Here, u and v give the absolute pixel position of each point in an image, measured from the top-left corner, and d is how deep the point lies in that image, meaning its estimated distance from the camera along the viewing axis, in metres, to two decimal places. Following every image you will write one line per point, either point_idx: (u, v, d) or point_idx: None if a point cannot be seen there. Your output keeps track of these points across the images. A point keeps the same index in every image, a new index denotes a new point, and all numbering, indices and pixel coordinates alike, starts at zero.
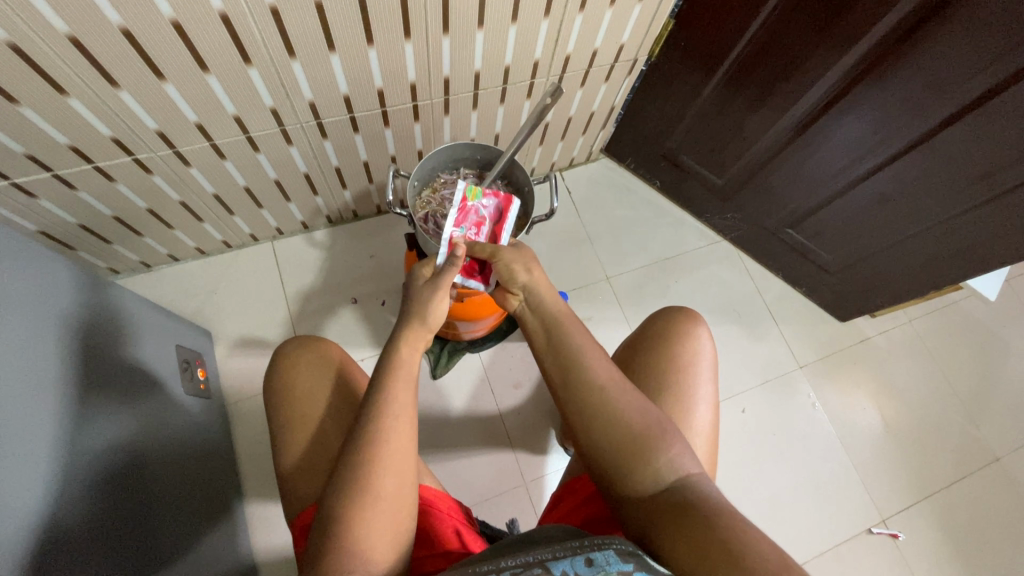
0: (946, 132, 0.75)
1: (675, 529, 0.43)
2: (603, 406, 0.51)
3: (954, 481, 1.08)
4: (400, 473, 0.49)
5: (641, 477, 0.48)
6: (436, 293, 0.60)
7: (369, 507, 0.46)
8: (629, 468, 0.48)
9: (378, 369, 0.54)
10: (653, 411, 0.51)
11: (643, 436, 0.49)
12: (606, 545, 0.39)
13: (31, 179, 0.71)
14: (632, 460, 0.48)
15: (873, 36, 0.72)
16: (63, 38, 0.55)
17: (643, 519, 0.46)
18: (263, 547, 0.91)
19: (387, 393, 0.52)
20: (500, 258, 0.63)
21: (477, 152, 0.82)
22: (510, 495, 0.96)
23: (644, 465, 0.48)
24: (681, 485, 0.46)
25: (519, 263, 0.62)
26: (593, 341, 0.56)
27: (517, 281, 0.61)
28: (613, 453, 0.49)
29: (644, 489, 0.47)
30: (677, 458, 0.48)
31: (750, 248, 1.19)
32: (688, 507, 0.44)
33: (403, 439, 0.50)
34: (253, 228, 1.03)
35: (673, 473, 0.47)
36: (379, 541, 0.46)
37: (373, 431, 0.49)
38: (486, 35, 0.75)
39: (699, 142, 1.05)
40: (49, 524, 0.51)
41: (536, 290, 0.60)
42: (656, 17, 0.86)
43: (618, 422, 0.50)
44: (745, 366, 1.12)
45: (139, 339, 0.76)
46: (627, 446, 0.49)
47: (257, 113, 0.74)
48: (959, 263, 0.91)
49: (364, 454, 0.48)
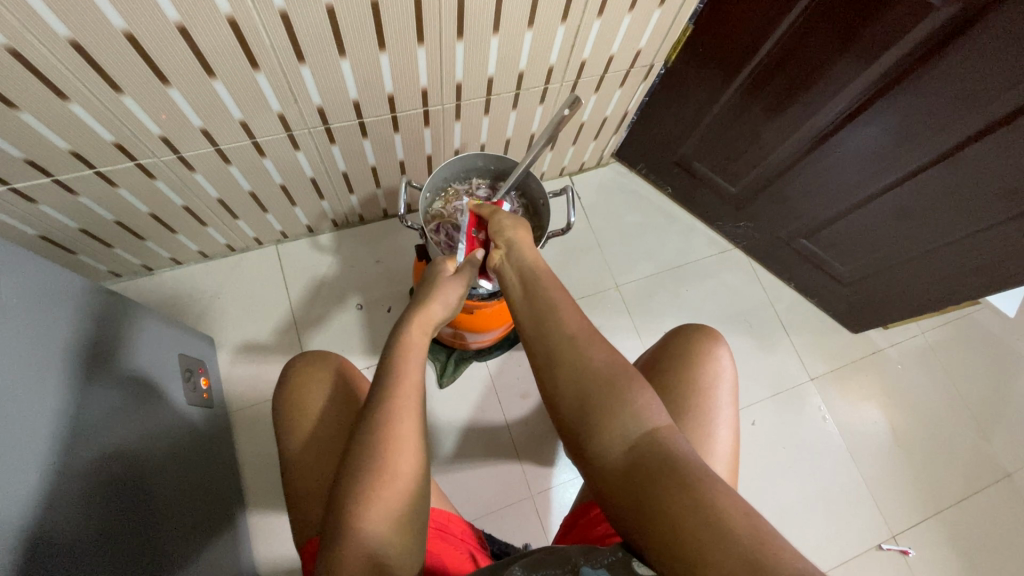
0: (973, 147, 0.73)
1: (648, 500, 0.39)
2: (571, 354, 0.48)
3: (964, 497, 1.07)
4: (416, 450, 0.47)
5: (607, 436, 0.44)
6: (459, 285, 0.63)
7: (386, 487, 0.44)
8: (595, 423, 0.45)
9: (392, 348, 0.54)
10: (621, 361, 0.48)
11: (607, 382, 0.46)
12: (597, 564, 0.39)
13: (31, 185, 0.70)
14: (598, 410, 0.45)
15: (903, 46, 0.70)
16: (65, 44, 0.53)
17: (614, 489, 0.42)
18: (264, 557, 0.90)
19: (401, 370, 0.51)
20: (498, 213, 0.66)
21: (490, 162, 0.79)
22: (516, 508, 0.95)
23: (610, 419, 0.44)
24: (649, 440, 0.43)
25: (507, 220, 0.64)
26: (560, 292, 0.54)
27: (503, 236, 0.63)
28: (578, 403, 0.46)
29: (614, 450, 0.43)
30: (643, 411, 0.44)
31: (763, 257, 1.17)
32: (660, 467, 0.41)
33: (415, 409, 0.49)
34: (258, 232, 1.00)
35: (639, 427, 0.44)
36: (392, 525, 0.43)
37: (384, 407, 0.47)
38: (501, 40, 0.72)
39: (714, 150, 1.03)
40: (50, 545, 0.49)
41: (517, 245, 0.61)
42: (675, 23, 0.84)
43: (583, 367, 0.47)
44: (756, 377, 1.10)
45: (141, 347, 0.74)
46: (594, 394, 0.46)
47: (264, 118, 0.72)
48: (979, 278, 0.89)
49: (379, 430, 0.46)
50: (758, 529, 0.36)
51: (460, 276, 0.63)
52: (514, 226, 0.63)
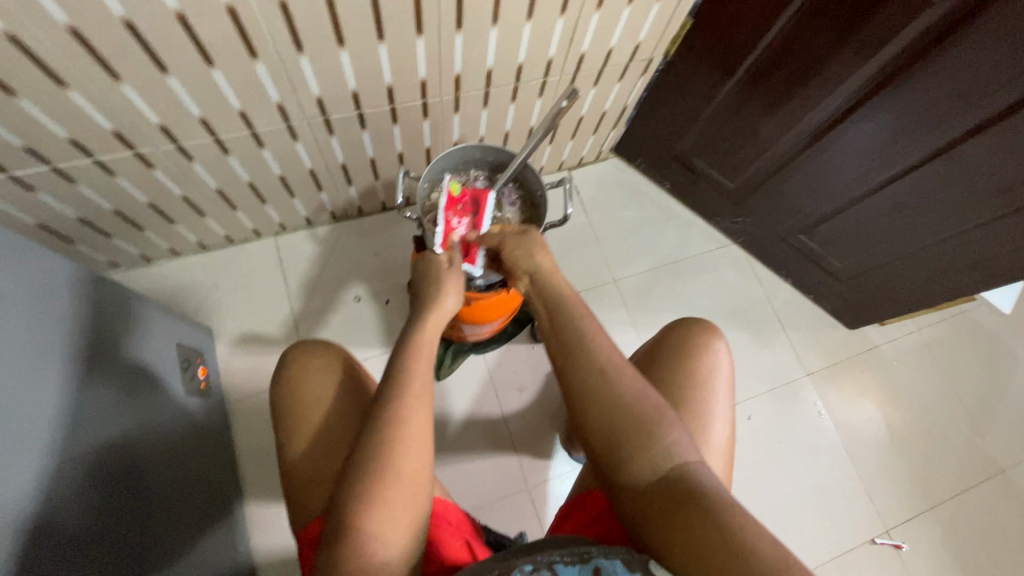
0: (969, 143, 0.73)
1: (674, 527, 0.41)
2: (601, 388, 0.49)
3: (957, 493, 1.07)
4: (422, 449, 0.47)
5: (639, 465, 0.46)
6: (457, 279, 0.64)
7: (389, 487, 0.44)
8: (627, 454, 0.46)
9: (404, 344, 0.55)
10: (650, 394, 0.49)
11: (636, 414, 0.47)
12: (612, 554, 0.41)
13: (30, 173, 0.70)
14: (628, 443, 0.46)
15: (900, 42, 0.70)
16: (63, 30, 0.53)
17: (640, 511, 0.44)
18: (262, 546, 0.90)
19: (410, 371, 0.51)
20: (508, 244, 0.65)
21: (488, 154, 0.80)
22: (513, 500, 0.96)
23: (640, 451, 0.46)
24: (679, 472, 0.44)
25: (523, 247, 0.64)
26: (591, 322, 0.54)
27: (524, 264, 0.63)
28: (607, 434, 0.47)
29: (643, 479, 0.45)
30: (675, 445, 0.46)
31: (760, 253, 1.17)
32: (688, 497, 0.42)
33: (423, 411, 0.49)
34: (256, 223, 1.01)
35: (672, 460, 0.45)
36: (393, 526, 0.44)
37: (395, 406, 0.48)
38: (500, 33, 0.73)
39: (712, 145, 1.03)
40: (50, 527, 0.50)
41: (541, 273, 0.61)
42: (674, 17, 0.84)
43: (613, 403, 0.48)
44: (753, 372, 1.11)
45: (138, 336, 0.74)
46: (623, 429, 0.47)
47: (262, 108, 0.72)
48: (975, 275, 0.90)
49: (386, 428, 0.47)
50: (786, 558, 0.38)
51: (455, 267, 0.66)
52: (532, 249, 0.63)
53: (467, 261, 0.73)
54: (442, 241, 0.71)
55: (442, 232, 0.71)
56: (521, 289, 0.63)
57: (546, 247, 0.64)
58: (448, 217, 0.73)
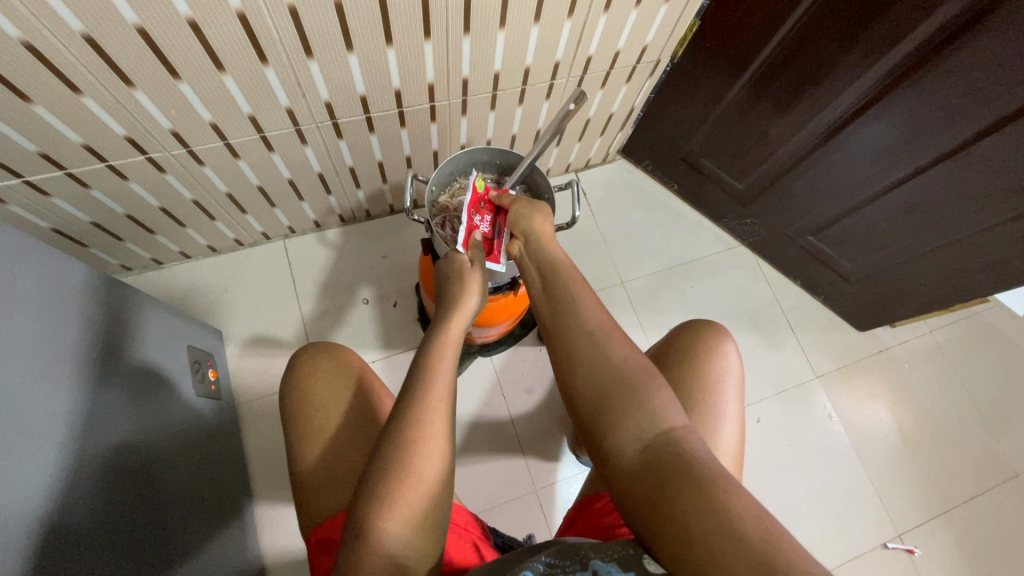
0: (981, 143, 0.73)
1: (659, 498, 0.41)
2: (591, 352, 0.51)
3: (971, 497, 1.06)
4: (444, 454, 0.47)
5: (622, 431, 0.46)
6: (478, 275, 0.65)
7: (410, 489, 0.45)
8: (614, 419, 0.47)
9: (427, 345, 0.55)
10: (637, 358, 0.51)
11: (622, 378, 0.49)
12: (610, 557, 0.40)
13: (44, 178, 0.71)
14: (614, 406, 0.47)
15: (911, 42, 0.69)
16: (78, 38, 0.54)
17: (626, 483, 0.44)
18: (271, 547, 0.91)
19: (433, 370, 0.52)
20: (517, 203, 0.69)
21: (496, 157, 0.80)
22: (521, 502, 0.96)
23: (623, 414, 0.47)
24: (663, 438, 0.44)
25: (527, 210, 0.67)
26: (585, 291, 0.57)
27: (523, 228, 0.66)
28: (594, 397, 0.49)
29: (628, 447, 0.45)
30: (659, 409, 0.46)
31: (769, 254, 1.16)
32: (671, 465, 0.42)
33: (445, 413, 0.49)
34: (266, 226, 1.02)
35: (656, 427, 0.45)
36: (409, 525, 0.44)
37: (416, 406, 0.48)
38: (507, 36, 0.73)
39: (720, 146, 1.03)
40: (63, 527, 0.50)
41: (537, 239, 0.65)
42: (681, 18, 0.84)
43: (601, 366, 0.50)
44: (762, 374, 1.10)
45: (150, 338, 0.75)
46: (610, 394, 0.48)
47: (272, 112, 0.73)
48: (988, 276, 0.89)
49: (408, 429, 0.47)
50: (766, 522, 0.38)
51: (476, 265, 0.65)
52: (532, 213, 0.67)
53: (490, 258, 0.70)
54: (464, 238, 0.69)
55: (465, 229, 0.69)
56: (515, 251, 0.67)
57: (550, 220, 0.67)
58: (469, 215, 0.71)
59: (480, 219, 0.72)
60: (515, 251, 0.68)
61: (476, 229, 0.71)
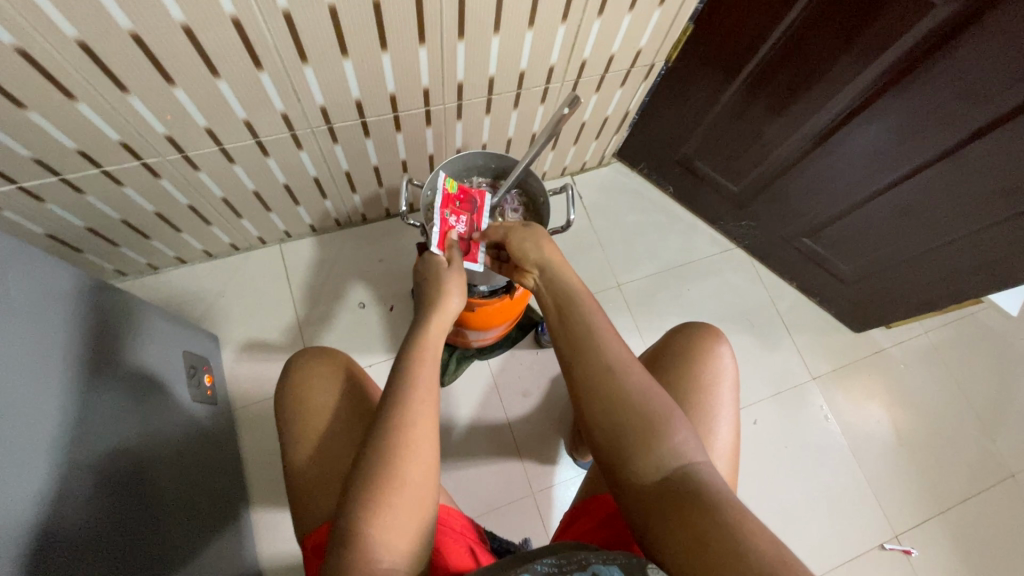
0: (974, 145, 0.73)
1: (674, 522, 0.41)
2: (610, 387, 0.49)
3: (967, 497, 1.06)
4: (429, 456, 0.47)
5: (644, 464, 0.45)
6: (459, 274, 0.65)
7: (395, 491, 0.44)
8: (633, 450, 0.46)
9: (409, 347, 0.55)
10: (657, 391, 0.49)
11: (644, 415, 0.47)
12: (610, 559, 0.41)
13: (38, 184, 0.71)
14: (635, 443, 0.46)
15: (903, 45, 0.70)
16: (73, 44, 0.54)
17: (643, 507, 0.44)
18: (268, 552, 0.90)
19: (415, 372, 0.52)
20: (517, 231, 0.65)
21: (491, 160, 0.80)
22: (518, 506, 0.95)
23: (646, 450, 0.46)
24: (685, 473, 0.44)
25: (529, 239, 0.64)
26: (603, 321, 0.54)
27: (531, 258, 0.63)
28: (613, 433, 0.47)
29: (648, 475, 0.45)
30: (682, 445, 0.45)
31: (764, 256, 1.17)
32: (691, 498, 0.42)
33: (429, 416, 0.49)
34: (262, 231, 1.02)
35: (676, 460, 0.45)
36: (398, 529, 0.44)
37: (399, 409, 0.48)
38: (501, 41, 0.73)
39: (715, 148, 1.03)
40: (57, 534, 0.50)
41: (550, 267, 0.61)
42: (675, 22, 0.84)
43: (619, 398, 0.48)
44: (758, 376, 1.10)
45: (145, 344, 0.75)
46: (629, 428, 0.47)
47: (267, 117, 0.73)
48: (982, 277, 0.89)
49: (394, 434, 0.47)
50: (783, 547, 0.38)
51: (455, 267, 0.66)
52: (538, 241, 0.63)
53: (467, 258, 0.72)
54: (439, 240, 0.70)
55: (439, 232, 0.70)
56: (529, 283, 0.64)
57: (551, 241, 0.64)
58: (444, 215, 0.72)
59: (456, 219, 0.73)
60: (530, 283, 0.64)
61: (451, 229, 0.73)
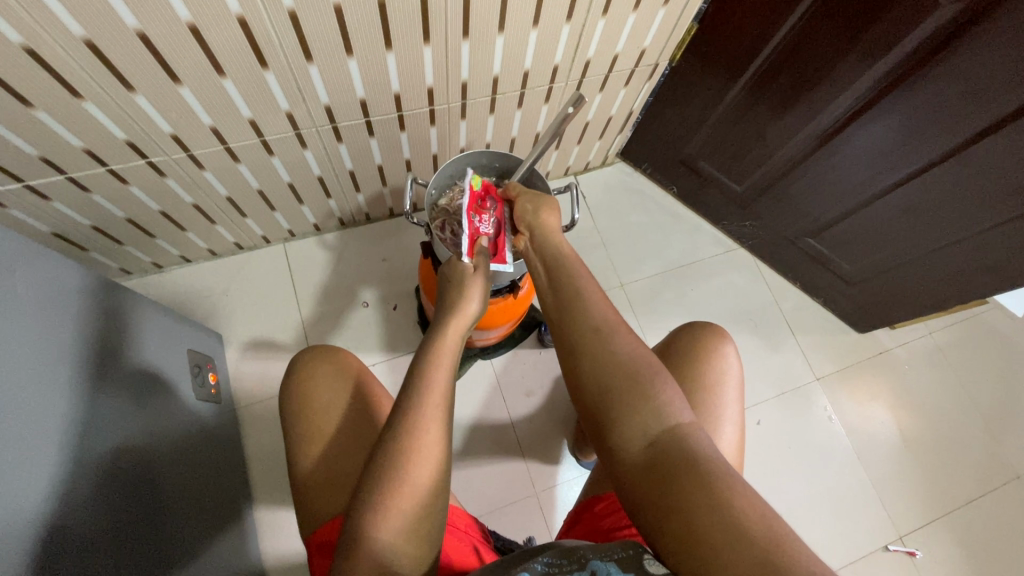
0: (980, 144, 0.73)
1: (661, 497, 0.41)
2: (597, 350, 0.50)
3: (973, 499, 1.06)
4: (438, 458, 0.47)
5: (628, 429, 0.45)
6: (481, 280, 0.64)
7: (406, 497, 0.44)
8: (618, 416, 0.46)
9: (424, 347, 0.55)
10: (644, 354, 0.50)
11: (630, 377, 0.48)
12: (608, 558, 0.40)
13: (44, 182, 0.71)
14: (619, 405, 0.47)
15: (907, 44, 0.70)
16: (79, 42, 0.54)
17: (630, 480, 0.44)
18: (271, 551, 0.90)
19: (426, 372, 0.52)
20: (522, 197, 0.68)
21: (495, 159, 0.80)
22: (521, 506, 0.95)
23: (631, 414, 0.46)
24: (669, 437, 0.44)
25: (531, 204, 0.67)
26: (592, 286, 0.56)
27: (527, 220, 0.66)
28: (600, 397, 0.48)
29: (634, 443, 0.45)
30: (665, 406, 0.46)
31: (768, 256, 1.16)
32: (676, 463, 0.42)
33: (439, 416, 0.49)
34: (266, 230, 1.02)
35: (661, 424, 0.45)
36: (404, 531, 0.44)
37: (408, 411, 0.48)
38: (506, 40, 0.73)
39: (719, 149, 1.03)
40: (63, 533, 0.50)
41: (543, 232, 0.64)
42: (680, 22, 0.84)
43: (607, 363, 0.49)
44: (762, 377, 1.10)
45: (149, 341, 0.75)
46: (614, 391, 0.47)
47: (273, 116, 0.73)
48: (988, 277, 0.89)
49: (403, 435, 0.47)
50: (768, 516, 0.38)
51: (479, 270, 0.65)
52: (538, 207, 0.66)
53: (496, 261, 0.70)
54: (469, 247, 0.67)
55: (469, 236, 0.67)
56: (521, 245, 0.67)
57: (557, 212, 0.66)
58: (471, 217, 0.69)
59: (483, 220, 0.70)
60: (521, 246, 0.67)
61: (479, 234, 0.70)
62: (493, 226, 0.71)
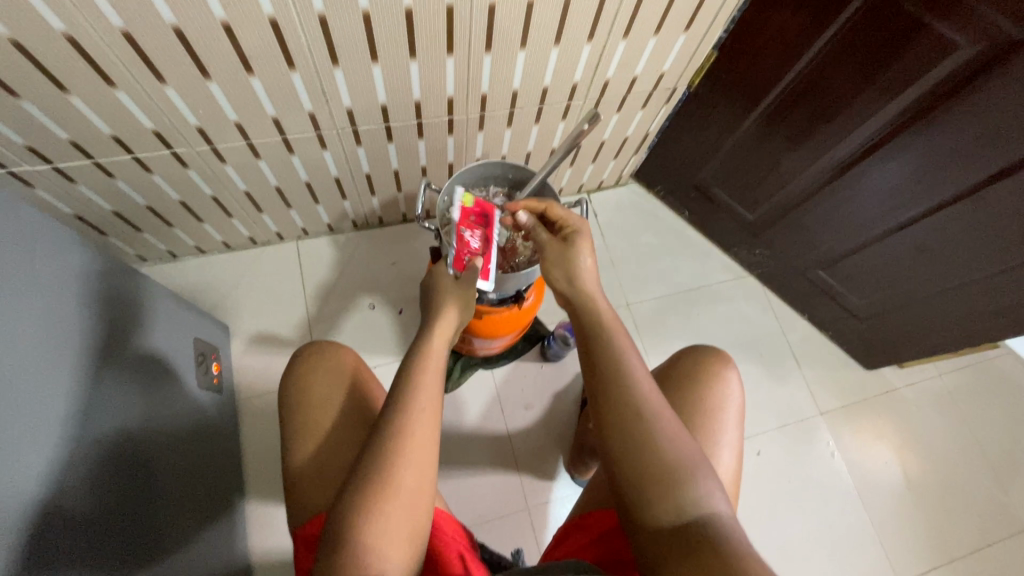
0: (994, 187, 0.73)
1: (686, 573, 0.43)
2: (633, 422, 0.49)
3: (976, 549, 1.03)
4: (425, 465, 0.48)
5: (661, 506, 0.46)
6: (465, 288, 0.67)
7: (388, 498, 0.45)
8: (652, 493, 0.47)
9: (416, 355, 0.56)
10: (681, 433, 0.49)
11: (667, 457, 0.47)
12: None
13: (71, 165, 0.73)
14: (655, 484, 0.47)
15: (924, 83, 0.70)
16: (117, 34, 0.57)
17: (656, 546, 0.46)
18: (258, 547, 0.90)
19: (419, 382, 0.52)
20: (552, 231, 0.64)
21: (509, 171, 0.81)
22: (512, 520, 0.94)
23: (666, 495, 0.46)
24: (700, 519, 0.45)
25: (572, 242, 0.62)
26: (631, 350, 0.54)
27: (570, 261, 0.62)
28: (634, 470, 0.48)
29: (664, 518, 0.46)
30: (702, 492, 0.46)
31: (777, 285, 1.16)
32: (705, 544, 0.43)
33: (428, 424, 0.50)
34: (280, 226, 1.04)
35: (697, 509, 0.46)
36: (389, 535, 0.44)
37: (399, 420, 0.48)
38: (527, 56, 0.75)
39: (733, 175, 1.04)
40: (59, 507, 0.51)
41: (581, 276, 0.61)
42: (700, 48, 0.85)
43: (645, 438, 0.48)
44: (765, 407, 1.08)
45: (158, 327, 0.76)
46: (650, 466, 0.47)
47: (296, 116, 0.75)
48: (1000, 321, 0.87)
49: (391, 438, 0.47)
50: None
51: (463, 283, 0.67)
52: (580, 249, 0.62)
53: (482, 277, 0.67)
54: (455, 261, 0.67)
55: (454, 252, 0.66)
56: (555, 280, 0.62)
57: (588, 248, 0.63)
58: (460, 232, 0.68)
59: (471, 236, 0.68)
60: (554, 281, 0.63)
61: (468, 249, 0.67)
62: (483, 243, 0.69)
